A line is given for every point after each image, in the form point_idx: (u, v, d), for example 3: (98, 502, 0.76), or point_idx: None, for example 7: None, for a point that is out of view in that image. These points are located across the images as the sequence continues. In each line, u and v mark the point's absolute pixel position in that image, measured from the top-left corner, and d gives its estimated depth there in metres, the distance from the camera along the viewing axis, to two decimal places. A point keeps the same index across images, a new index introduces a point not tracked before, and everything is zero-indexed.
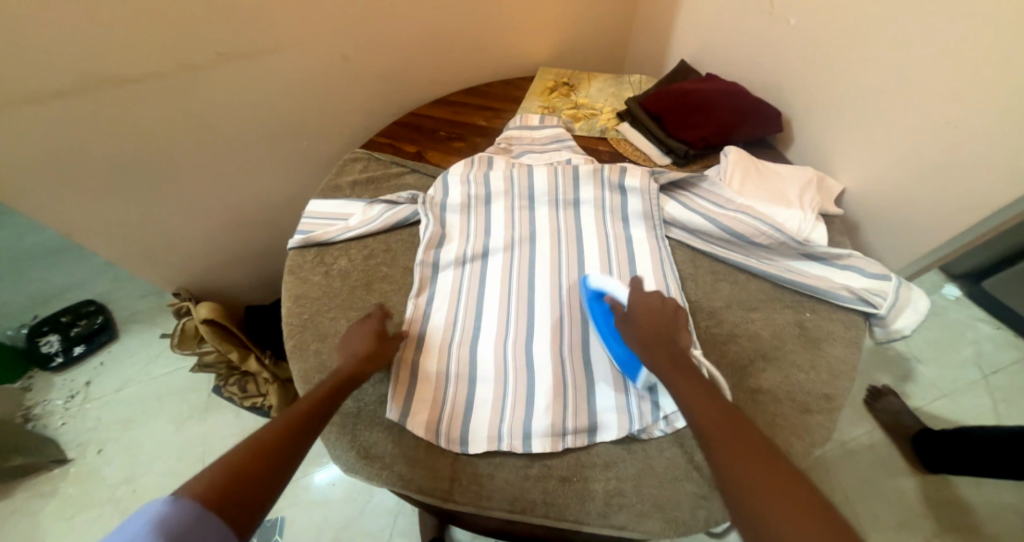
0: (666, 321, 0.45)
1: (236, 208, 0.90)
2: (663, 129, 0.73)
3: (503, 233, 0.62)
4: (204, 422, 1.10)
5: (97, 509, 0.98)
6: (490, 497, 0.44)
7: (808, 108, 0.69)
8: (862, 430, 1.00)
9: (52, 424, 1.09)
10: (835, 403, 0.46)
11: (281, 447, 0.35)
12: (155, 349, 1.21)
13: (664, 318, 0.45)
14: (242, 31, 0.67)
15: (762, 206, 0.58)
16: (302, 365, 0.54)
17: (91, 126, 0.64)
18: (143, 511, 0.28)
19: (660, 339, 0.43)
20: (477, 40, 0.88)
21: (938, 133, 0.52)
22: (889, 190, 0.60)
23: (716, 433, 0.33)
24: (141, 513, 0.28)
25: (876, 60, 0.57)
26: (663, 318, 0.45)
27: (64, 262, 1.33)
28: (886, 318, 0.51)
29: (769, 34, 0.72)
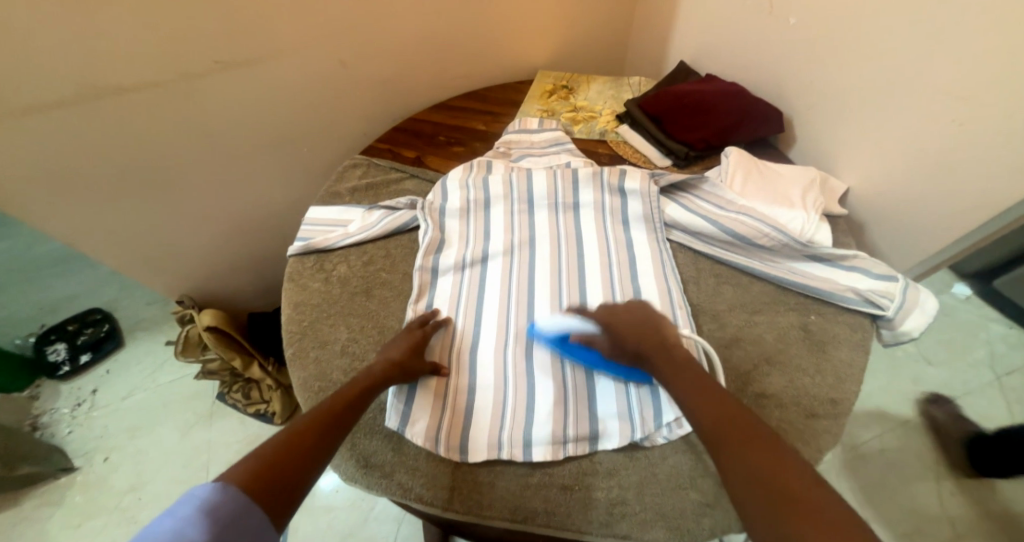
0: (655, 333, 0.44)
1: (237, 215, 0.90)
2: (664, 130, 0.73)
3: (502, 237, 0.62)
4: (209, 430, 1.10)
5: (103, 518, 0.98)
6: (491, 506, 0.43)
7: (810, 107, 0.68)
8: (873, 434, 0.98)
9: (60, 432, 1.10)
10: (842, 407, 0.45)
11: (311, 446, 0.36)
12: (160, 357, 1.22)
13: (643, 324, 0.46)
14: (240, 39, 0.67)
15: (764, 207, 0.57)
16: (301, 372, 0.53)
17: (92, 135, 0.65)
18: (190, 496, 0.28)
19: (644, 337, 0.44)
20: (476, 45, 0.88)
21: (943, 129, 0.51)
22: (894, 189, 0.59)
23: (726, 451, 0.32)
24: (190, 498, 0.28)
25: (877, 57, 0.56)
26: (647, 319, 0.46)
27: (71, 271, 1.34)
28: (894, 320, 0.50)
29: (769, 33, 0.71)
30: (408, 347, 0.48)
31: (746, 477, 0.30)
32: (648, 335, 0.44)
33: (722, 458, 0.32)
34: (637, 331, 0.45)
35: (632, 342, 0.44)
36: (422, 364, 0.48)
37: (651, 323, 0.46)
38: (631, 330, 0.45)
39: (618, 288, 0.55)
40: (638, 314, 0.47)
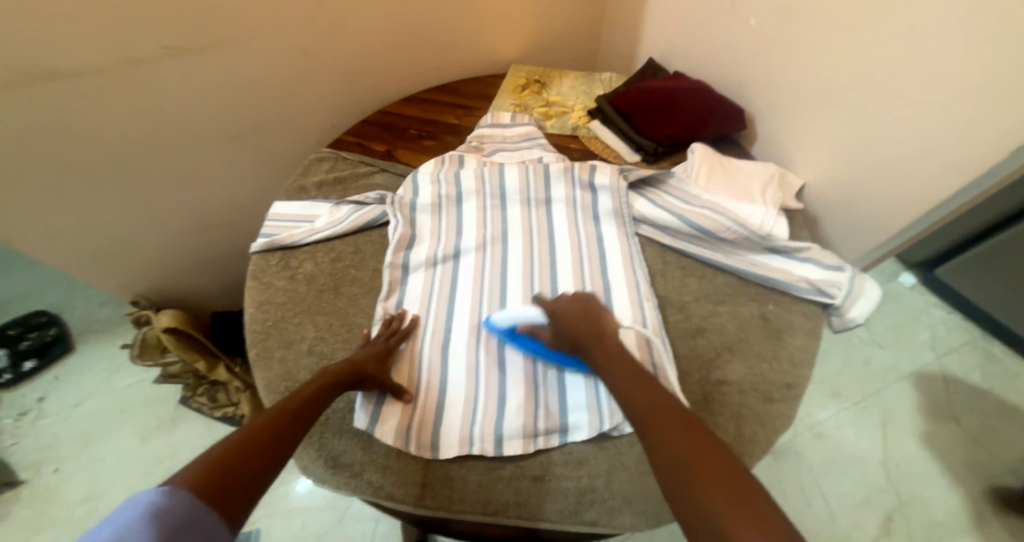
0: (593, 324, 0.45)
1: (196, 211, 0.86)
2: (633, 126, 0.74)
3: (474, 232, 0.62)
4: (171, 435, 1.06)
5: (54, 532, 0.93)
6: (462, 500, 0.44)
7: (769, 105, 0.71)
8: (829, 414, 1.04)
9: (3, 444, 1.03)
10: (795, 391, 0.48)
11: (263, 446, 0.35)
12: (116, 361, 1.16)
13: (579, 318, 0.46)
14: (194, 24, 0.64)
15: (727, 202, 0.59)
16: (266, 373, 0.52)
17: (28, 123, 0.60)
18: (135, 502, 0.26)
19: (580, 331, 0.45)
20: (446, 37, 0.87)
21: (888, 128, 0.55)
22: (846, 183, 0.62)
23: (661, 438, 0.32)
24: (133, 503, 0.26)
25: (829, 58, 0.59)
26: (586, 313, 0.47)
27: (13, 272, 1.25)
28: (843, 307, 0.53)
29: (730, 32, 0.73)
30: (373, 356, 0.47)
31: (667, 453, 0.31)
32: (585, 328, 0.45)
33: (648, 438, 0.33)
34: (574, 323, 0.46)
35: (574, 338, 0.45)
36: (389, 382, 0.47)
37: (590, 317, 0.46)
38: (569, 324, 0.46)
39: (588, 281, 0.56)
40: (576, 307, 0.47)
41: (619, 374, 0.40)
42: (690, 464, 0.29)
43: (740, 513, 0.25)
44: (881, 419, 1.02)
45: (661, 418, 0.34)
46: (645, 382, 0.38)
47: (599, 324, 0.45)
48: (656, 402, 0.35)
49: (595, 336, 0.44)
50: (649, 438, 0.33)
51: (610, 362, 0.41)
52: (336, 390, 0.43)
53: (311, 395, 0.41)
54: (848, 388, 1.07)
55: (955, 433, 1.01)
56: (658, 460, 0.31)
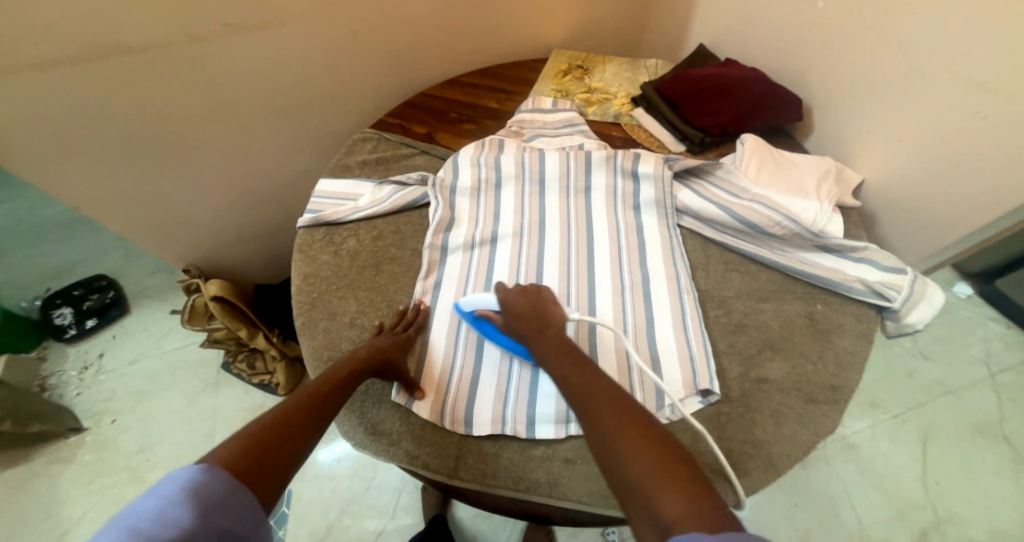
0: (534, 315, 0.47)
1: (244, 184, 0.90)
2: (679, 115, 0.72)
3: (512, 218, 0.62)
4: (214, 396, 1.12)
5: (110, 477, 1.01)
6: (495, 475, 0.45)
7: (828, 97, 0.67)
8: (866, 423, 1.00)
9: (68, 394, 1.12)
10: (841, 394, 0.46)
11: (298, 426, 0.37)
12: (166, 325, 1.23)
13: (523, 312, 0.47)
14: (250, 2, 0.66)
15: (777, 196, 0.57)
16: (311, 341, 0.54)
17: (97, 94, 0.64)
18: (172, 477, 0.29)
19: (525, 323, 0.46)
20: (491, 20, 0.86)
21: (967, 124, 0.51)
22: (911, 182, 0.59)
23: (597, 420, 0.36)
24: (172, 479, 0.29)
25: (903, 46, 0.55)
26: (531, 306, 0.48)
27: (78, 237, 1.35)
28: (900, 311, 0.51)
29: (793, 19, 0.69)
30: (396, 346, 0.49)
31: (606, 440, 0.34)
32: (530, 316, 0.47)
33: (585, 419, 0.36)
34: (520, 315, 0.47)
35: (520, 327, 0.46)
36: (408, 374, 0.48)
37: (534, 310, 0.47)
38: (520, 314, 0.47)
39: (627, 271, 0.56)
40: (525, 300, 0.48)
41: (555, 359, 0.42)
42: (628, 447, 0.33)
43: (666, 484, 0.30)
44: (922, 432, 0.98)
45: (599, 406, 0.36)
46: (584, 368, 0.41)
47: (542, 315, 0.46)
48: (592, 385, 0.38)
49: (539, 324, 0.46)
50: (588, 421, 0.36)
51: (550, 346, 0.43)
52: (358, 377, 0.45)
53: (339, 380, 0.44)
54: (888, 399, 1.03)
55: (1005, 453, 0.95)
56: (592, 442, 0.35)
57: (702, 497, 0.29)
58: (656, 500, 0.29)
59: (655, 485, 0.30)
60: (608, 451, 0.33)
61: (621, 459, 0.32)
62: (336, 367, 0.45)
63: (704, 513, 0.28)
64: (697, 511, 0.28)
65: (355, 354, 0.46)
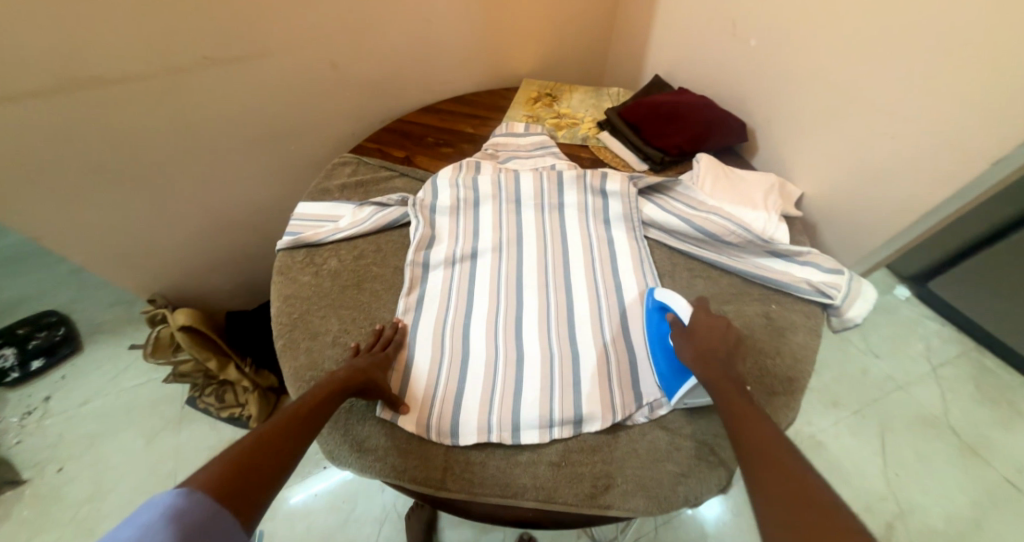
0: (719, 353, 0.46)
1: (216, 211, 0.89)
2: (641, 137, 0.78)
3: (490, 235, 0.65)
4: (177, 434, 1.07)
5: (61, 529, 0.94)
6: (482, 483, 0.46)
7: (770, 120, 0.75)
8: (826, 423, 1.06)
9: (7, 443, 1.04)
10: (797, 385, 0.51)
11: (280, 449, 0.37)
12: (124, 361, 1.17)
13: (711, 345, 0.47)
14: (228, 36, 0.68)
15: (732, 208, 0.63)
16: (293, 362, 0.55)
17: (68, 125, 0.64)
18: (152, 504, 0.29)
19: (710, 358, 0.45)
20: (463, 51, 0.92)
21: (881, 141, 0.59)
22: (845, 193, 0.66)
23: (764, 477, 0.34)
24: (152, 506, 0.29)
25: (826, 76, 0.63)
26: (720, 342, 0.47)
27: (26, 272, 1.28)
28: (841, 308, 0.56)
29: (734, 52, 0.77)
30: (376, 365, 0.50)
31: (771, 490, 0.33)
32: (718, 352, 0.46)
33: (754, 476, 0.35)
34: (710, 345, 0.47)
35: (700, 357, 0.46)
36: (391, 391, 0.49)
37: (721, 346, 0.47)
38: (709, 345, 0.47)
39: (600, 280, 0.60)
40: (715, 333, 0.48)
41: (730, 402, 0.41)
42: (797, 505, 0.31)
43: None
44: (878, 428, 1.05)
45: (766, 464, 0.35)
46: (757, 422, 0.39)
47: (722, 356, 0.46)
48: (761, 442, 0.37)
49: (719, 362, 0.45)
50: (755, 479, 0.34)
51: (723, 391, 0.42)
52: (340, 397, 0.45)
53: (319, 400, 0.44)
54: (846, 398, 1.09)
55: (951, 442, 1.03)
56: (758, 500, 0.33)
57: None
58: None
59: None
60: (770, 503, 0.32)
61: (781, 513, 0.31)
62: (315, 386, 0.46)
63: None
64: None
65: (337, 373, 0.47)
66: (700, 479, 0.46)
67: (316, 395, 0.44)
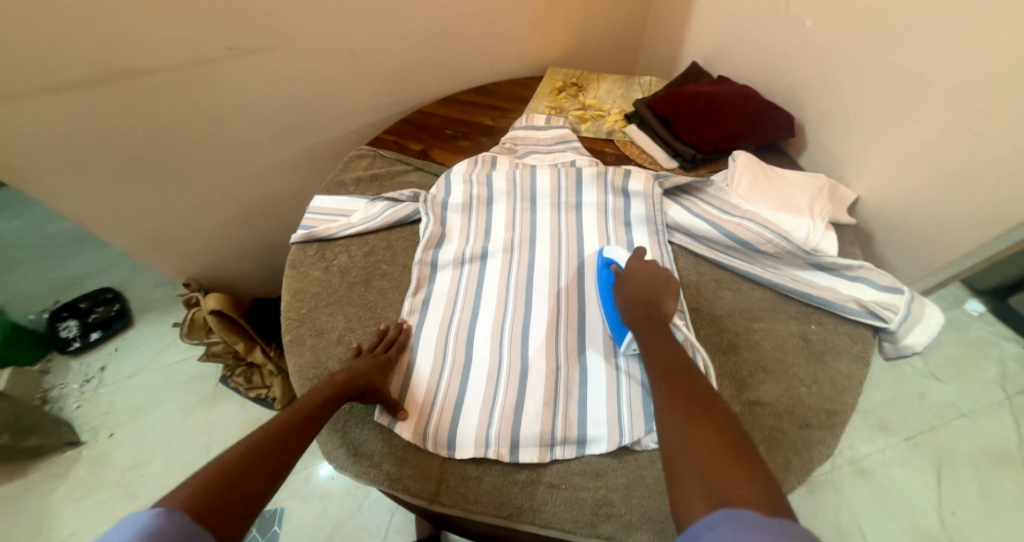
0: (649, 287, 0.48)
1: (243, 201, 0.91)
2: (672, 132, 0.71)
3: (503, 234, 0.62)
4: (210, 411, 1.12)
5: (103, 494, 1.00)
6: (477, 500, 0.44)
7: (823, 114, 0.66)
8: (875, 446, 0.96)
9: (68, 407, 1.12)
10: (836, 419, 0.45)
11: (267, 458, 0.36)
12: (167, 338, 1.24)
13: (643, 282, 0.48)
14: (252, 26, 0.67)
15: (770, 213, 0.56)
16: (297, 359, 0.54)
17: (102, 115, 0.66)
18: (127, 522, 0.27)
19: (640, 296, 0.47)
20: (488, 39, 0.88)
21: (959, 140, 0.50)
22: (909, 200, 0.57)
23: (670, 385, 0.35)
24: (127, 524, 0.27)
25: (895, 62, 0.54)
26: (651, 280, 0.48)
27: (86, 250, 1.37)
28: (897, 332, 0.49)
29: (785, 37, 0.69)
30: (377, 369, 0.48)
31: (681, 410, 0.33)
32: (648, 287, 0.48)
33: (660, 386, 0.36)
34: (638, 281, 0.49)
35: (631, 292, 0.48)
36: (390, 396, 0.47)
37: (654, 286, 0.48)
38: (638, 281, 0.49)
39: None
40: (645, 275, 0.49)
41: (649, 331, 0.43)
42: (705, 425, 0.31)
43: (719, 454, 0.29)
44: (935, 456, 0.94)
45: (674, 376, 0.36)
46: (671, 346, 0.40)
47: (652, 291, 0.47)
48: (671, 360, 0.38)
49: (649, 304, 0.46)
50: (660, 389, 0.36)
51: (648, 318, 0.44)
52: (336, 403, 0.44)
53: (315, 406, 0.42)
54: (898, 421, 0.99)
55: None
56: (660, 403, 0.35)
57: (770, 490, 0.26)
58: (718, 475, 0.27)
59: (720, 465, 0.28)
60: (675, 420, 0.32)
61: (685, 430, 0.31)
62: (313, 391, 0.44)
63: (764, 498, 0.26)
64: (755, 492, 0.26)
65: (334, 377, 0.46)
66: None
67: (311, 402, 0.43)
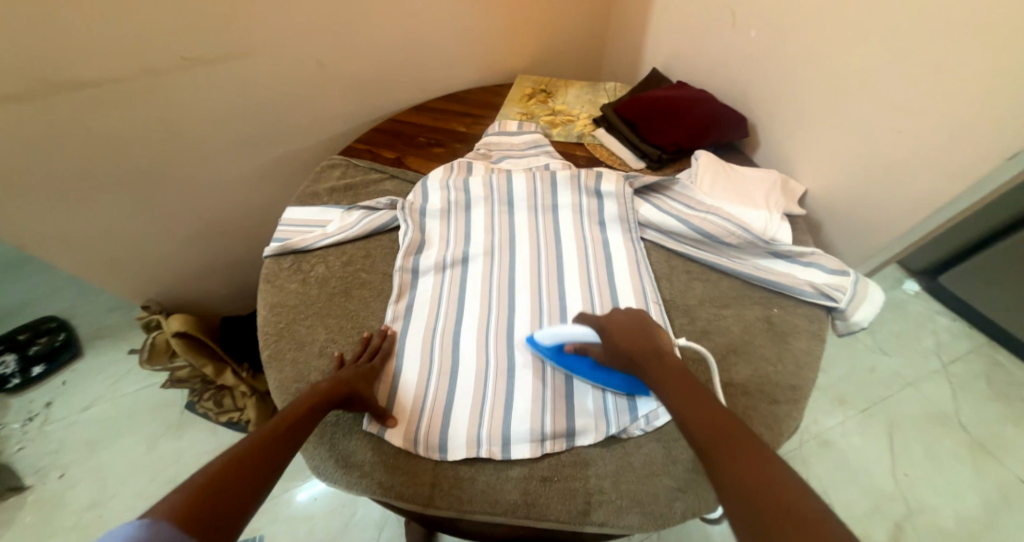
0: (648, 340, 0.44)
1: (207, 216, 0.88)
2: (638, 134, 0.75)
3: (482, 238, 0.63)
4: (177, 439, 1.07)
5: (61, 536, 0.93)
6: (472, 500, 0.45)
7: (771, 115, 0.72)
8: (835, 421, 1.03)
9: (9, 449, 1.03)
10: (800, 393, 0.49)
11: (251, 470, 0.35)
12: (124, 366, 1.17)
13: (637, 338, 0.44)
14: (210, 36, 0.66)
15: (731, 207, 0.60)
16: (278, 374, 0.53)
17: (48, 130, 0.62)
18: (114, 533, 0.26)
19: (642, 352, 0.43)
20: (455, 48, 0.89)
21: (888, 135, 0.56)
22: (851, 191, 0.63)
23: (727, 468, 0.30)
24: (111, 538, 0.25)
25: (830, 67, 0.60)
26: (643, 333, 0.45)
27: (26, 277, 1.27)
28: (847, 311, 0.54)
29: (733, 44, 0.75)
30: (362, 376, 0.48)
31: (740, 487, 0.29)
32: (641, 342, 0.44)
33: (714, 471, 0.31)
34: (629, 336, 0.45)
35: (627, 348, 0.44)
36: (377, 403, 0.47)
37: (647, 337, 0.44)
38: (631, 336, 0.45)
39: (595, 283, 0.58)
40: (636, 328, 0.45)
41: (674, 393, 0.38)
42: (766, 500, 0.27)
43: None
44: (887, 425, 1.02)
45: (726, 455, 0.31)
46: (703, 405, 0.36)
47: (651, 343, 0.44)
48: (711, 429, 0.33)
49: (655, 358, 0.42)
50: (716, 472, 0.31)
51: (669, 379, 0.39)
52: (319, 413, 0.43)
53: (298, 416, 0.42)
54: (853, 395, 1.07)
55: (962, 440, 1.00)
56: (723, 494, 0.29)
57: None
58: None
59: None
60: (739, 502, 0.28)
61: (753, 512, 0.27)
62: (295, 402, 0.43)
63: None
64: None
65: (316, 387, 0.45)
66: (693, 497, 0.44)
67: (292, 413, 0.42)
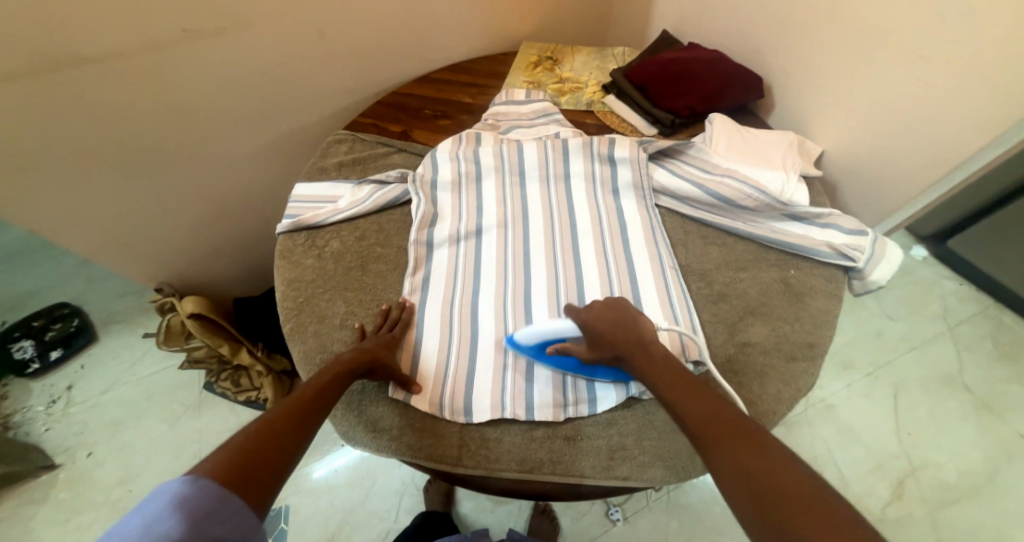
0: (631, 332, 0.44)
1: (214, 196, 0.87)
2: (649, 99, 0.74)
3: (495, 209, 0.63)
4: (198, 418, 1.09)
5: (93, 511, 0.96)
6: (498, 459, 0.46)
7: (787, 74, 0.70)
8: (842, 384, 1.05)
9: (36, 431, 1.06)
10: (817, 350, 0.50)
11: (282, 431, 0.36)
12: (140, 349, 1.19)
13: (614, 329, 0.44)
14: (209, 6, 0.64)
15: (748, 170, 0.60)
16: (302, 346, 0.54)
17: (50, 110, 0.61)
18: (160, 492, 0.28)
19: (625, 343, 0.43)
20: (459, 14, 0.87)
21: (910, 89, 0.55)
22: (869, 150, 0.62)
23: (727, 459, 0.31)
24: (159, 494, 0.28)
25: (849, 19, 0.58)
26: (623, 325, 0.45)
27: (34, 265, 1.28)
28: (864, 270, 0.54)
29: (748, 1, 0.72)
30: (384, 345, 0.49)
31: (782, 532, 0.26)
32: (623, 334, 0.44)
33: (714, 463, 0.32)
34: (610, 329, 0.44)
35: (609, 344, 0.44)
36: (401, 372, 0.48)
37: (629, 329, 0.44)
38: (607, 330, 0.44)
39: (611, 251, 0.58)
40: (618, 321, 0.45)
41: (669, 386, 0.39)
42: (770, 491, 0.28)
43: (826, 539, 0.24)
44: (893, 387, 1.04)
45: (726, 446, 0.32)
46: (701, 398, 0.36)
47: (633, 332, 0.44)
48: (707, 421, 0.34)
49: (640, 351, 0.42)
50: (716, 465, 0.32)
51: (657, 373, 0.40)
52: (346, 380, 0.44)
53: (323, 385, 0.43)
54: (860, 360, 1.08)
55: (967, 400, 1.02)
56: (727, 486, 0.30)
57: None
58: None
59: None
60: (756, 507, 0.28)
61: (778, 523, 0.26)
62: (321, 372, 0.44)
63: None
64: None
65: (341, 358, 0.46)
66: None
67: (320, 381, 0.43)
